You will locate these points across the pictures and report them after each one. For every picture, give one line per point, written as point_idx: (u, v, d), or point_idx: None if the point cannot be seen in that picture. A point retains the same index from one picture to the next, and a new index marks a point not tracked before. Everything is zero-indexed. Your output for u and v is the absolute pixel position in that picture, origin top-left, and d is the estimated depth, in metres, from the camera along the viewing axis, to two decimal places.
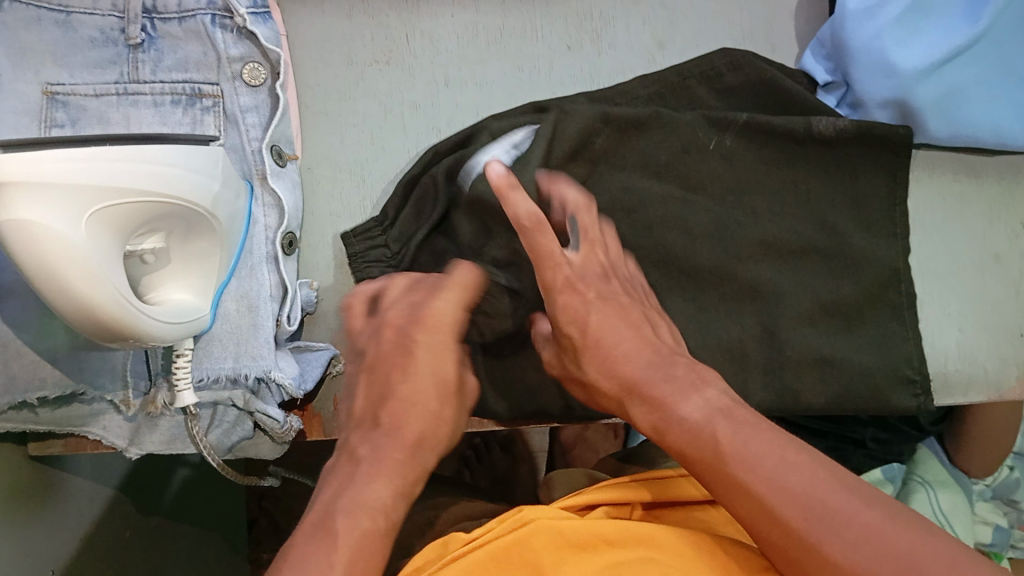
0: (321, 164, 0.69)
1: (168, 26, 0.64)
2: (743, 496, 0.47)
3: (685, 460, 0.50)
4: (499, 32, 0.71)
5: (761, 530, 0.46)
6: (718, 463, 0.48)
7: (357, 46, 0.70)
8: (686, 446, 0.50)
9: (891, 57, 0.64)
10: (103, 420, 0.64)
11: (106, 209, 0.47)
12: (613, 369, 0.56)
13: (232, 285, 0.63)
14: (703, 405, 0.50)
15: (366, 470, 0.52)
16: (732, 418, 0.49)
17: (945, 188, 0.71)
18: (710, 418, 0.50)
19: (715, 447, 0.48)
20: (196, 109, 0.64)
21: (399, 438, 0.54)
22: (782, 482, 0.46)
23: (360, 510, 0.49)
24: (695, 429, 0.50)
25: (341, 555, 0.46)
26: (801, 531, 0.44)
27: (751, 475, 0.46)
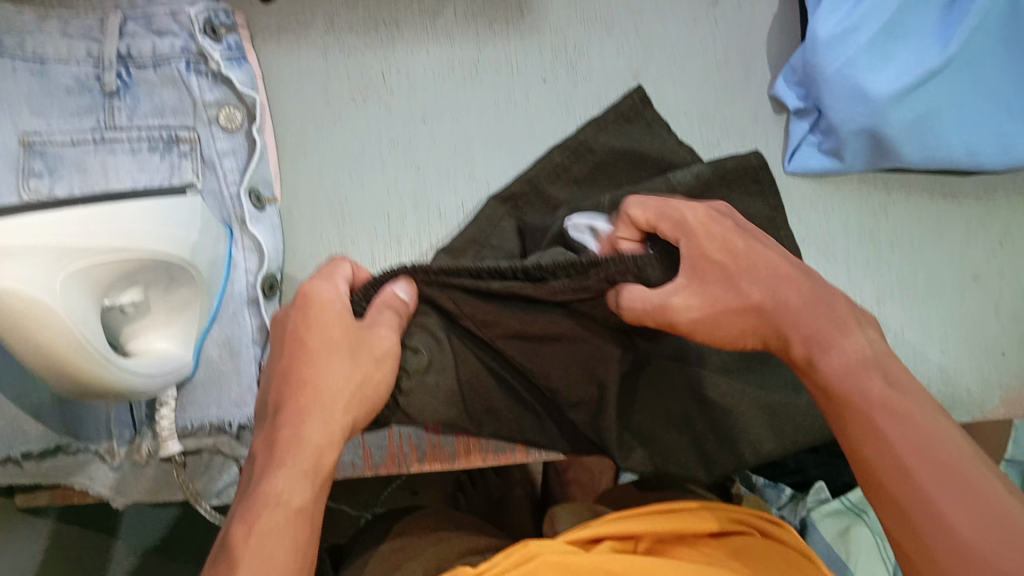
0: (301, 204, 0.68)
1: (143, 73, 0.64)
2: (871, 445, 0.46)
3: (827, 396, 0.49)
4: (475, 66, 0.71)
5: (885, 485, 0.45)
6: (870, 410, 0.46)
7: (335, 85, 0.70)
8: (831, 387, 0.48)
9: (864, 83, 0.65)
10: (90, 469, 0.64)
11: (87, 270, 0.47)
12: (776, 293, 0.53)
13: (214, 331, 0.63)
14: (849, 354, 0.49)
15: (262, 468, 0.50)
16: (891, 375, 0.48)
17: (923, 208, 0.71)
18: (867, 366, 0.48)
19: (861, 391, 0.47)
20: (173, 155, 0.64)
21: (296, 426, 0.51)
22: (922, 442, 0.44)
23: (257, 507, 0.49)
24: (847, 371, 0.48)
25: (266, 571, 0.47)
26: (906, 479, 0.44)
27: (886, 425, 0.45)
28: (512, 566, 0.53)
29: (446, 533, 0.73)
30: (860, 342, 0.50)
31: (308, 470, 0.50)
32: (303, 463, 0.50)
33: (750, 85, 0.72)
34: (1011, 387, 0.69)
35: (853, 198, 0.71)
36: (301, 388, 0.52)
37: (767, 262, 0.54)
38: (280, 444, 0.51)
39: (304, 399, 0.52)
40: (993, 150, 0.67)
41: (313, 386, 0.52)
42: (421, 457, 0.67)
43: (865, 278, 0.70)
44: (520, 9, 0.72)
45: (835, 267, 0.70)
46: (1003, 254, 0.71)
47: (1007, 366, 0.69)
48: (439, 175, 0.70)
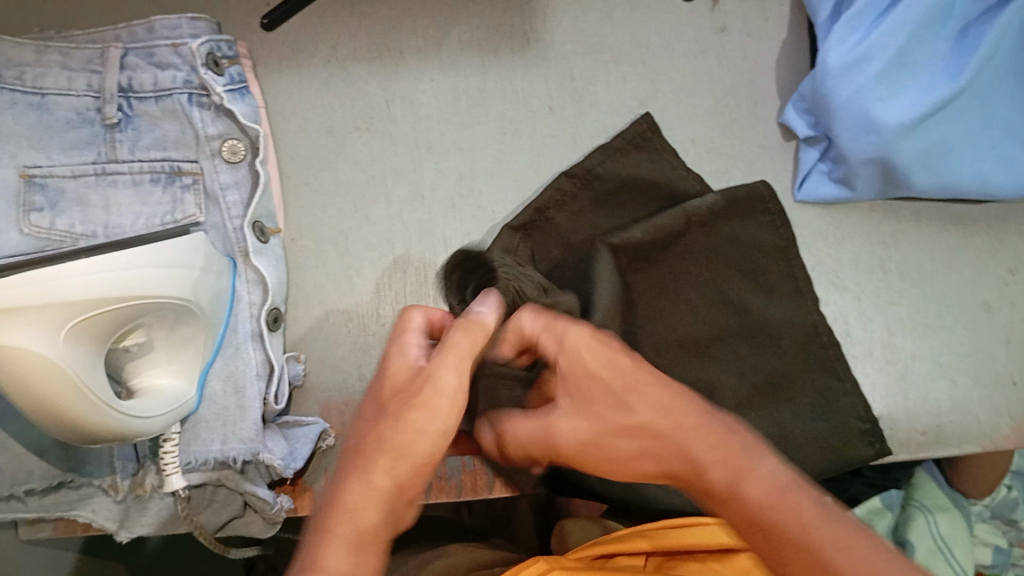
0: (304, 235, 0.68)
1: (145, 105, 0.64)
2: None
3: (708, 490, 0.42)
4: (480, 94, 0.71)
5: None
6: (805, 537, 0.38)
7: (338, 115, 0.70)
8: (738, 481, 0.41)
9: (874, 112, 0.64)
10: (92, 503, 0.63)
11: (79, 321, 0.47)
12: (629, 406, 0.45)
13: (217, 365, 0.63)
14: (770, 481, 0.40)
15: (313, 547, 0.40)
16: (817, 499, 0.40)
17: (932, 237, 0.71)
18: (791, 489, 0.40)
19: (789, 515, 0.39)
20: (175, 188, 0.64)
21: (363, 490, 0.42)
22: (787, 497, 0.40)
23: None
24: (773, 499, 0.40)
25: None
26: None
27: (750, 483, 0.40)
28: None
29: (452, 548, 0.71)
30: (778, 466, 0.41)
31: (358, 545, 0.40)
32: (359, 542, 0.40)
33: (758, 113, 0.72)
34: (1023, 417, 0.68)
35: (863, 227, 0.70)
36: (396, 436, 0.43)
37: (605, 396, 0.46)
38: (334, 520, 0.41)
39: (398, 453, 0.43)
40: (1005, 179, 0.66)
41: (372, 439, 0.44)
42: (427, 489, 0.66)
43: (874, 308, 0.69)
44: (525, 37, 0.72)
45: (842, 297, 0.69)
46: (1013, 284, 0.70)
47: (1018, 396, 0.68)
48: (443, 205, 0.69)
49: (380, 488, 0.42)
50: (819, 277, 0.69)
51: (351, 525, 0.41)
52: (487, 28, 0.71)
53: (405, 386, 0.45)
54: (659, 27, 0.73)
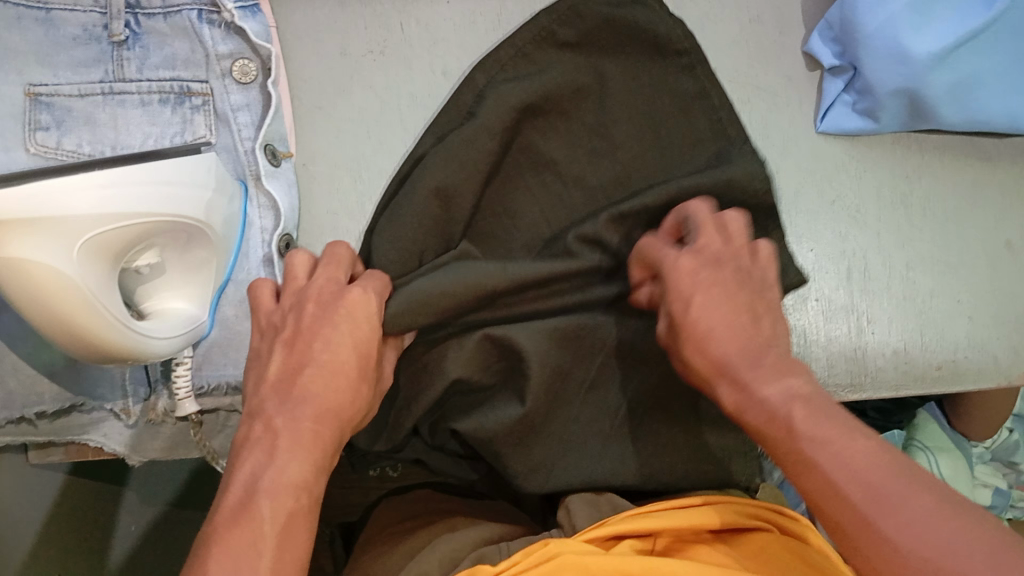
0: (316, 161, 0.66)
1: (152, 22, 0.62)
2: (805, 470, 0.43)
3: (761, 438, 0.47)
4: (498, 19, 0.69)
5: (787, 455, 0.44)
6: (792, 437, 0.44)
7: (352, 37, 0.68)
8: (759, 422, 0.47)
9: (906, 42, 0.62)
10: (102, 427, 0.63)
11: (89, 238, 0.46)
12: (705, 348, 0.51)
13: (229, 291, 0.62)
14: (786, 390, 0.47)
15: (284, 451, 0.48)
16: (815, 405, 0.45)
17: (956, 172, 0.69)
18: (789, 402, 0.46)
19: (795, 429, 0.44)
20: (185, 108, 0.62)
21: (313, 409, 0.50)
22: (780, 406, 0.46)
23: (280, 500, 0.46)
24: (773, 411, 0.46)
25: (268, 544, 0.44)
26: (806, 455, 0.43)
27: (756, 396, 0.47)
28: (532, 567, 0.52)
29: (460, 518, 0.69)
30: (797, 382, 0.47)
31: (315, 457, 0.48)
32: (316, 455, 0.49)
33: (782, 43, 0.70)
34: None
35: (886, 161, 0.69)
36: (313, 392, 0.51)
37: (725, 292, 0.52)
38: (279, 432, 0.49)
39: (305, 390, 0.51)
40: None
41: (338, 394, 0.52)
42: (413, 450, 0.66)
43: (895, 244, 0.68)
44: None
45: (864, 233, 0.68)
46: None
47: None
48: None
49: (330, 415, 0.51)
50: (841, 212, 0.68)
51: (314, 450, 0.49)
52: None
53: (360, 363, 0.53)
54: None
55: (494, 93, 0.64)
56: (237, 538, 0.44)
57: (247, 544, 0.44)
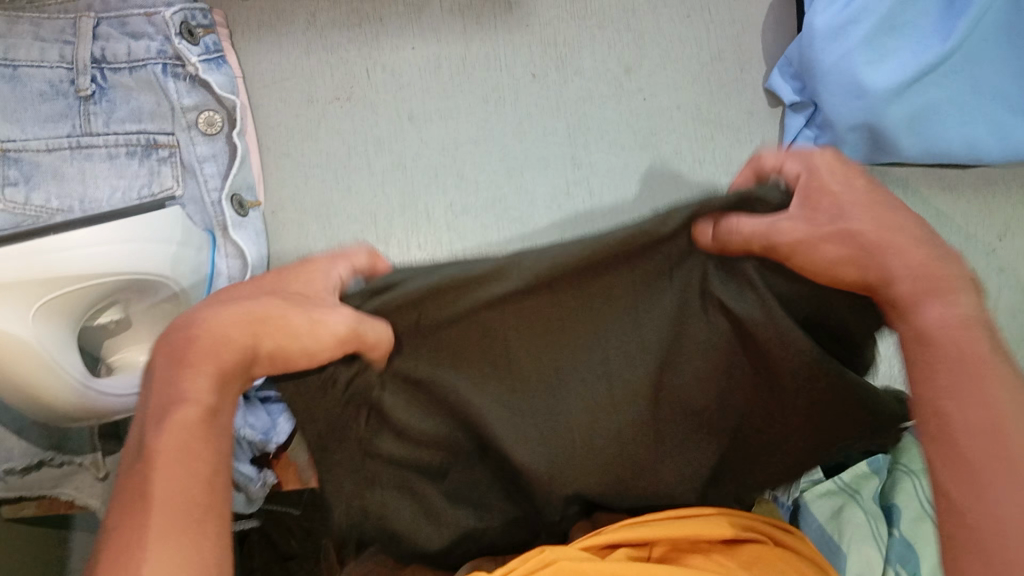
0: (285, 208, 0.67)
1: (118, 76, 0.62)
2: (971, 442, 0.34)
3: (917, 361, 0.38)
4: (463, 62, 0.69)
5: (947, 402, 0.36)
6: (972, 376, 0.35)
7: (317, 84, 0.68)
8: (929, 337, 0.37)
9: (862, 77, 0.63)
10: (75, 480, 0.63)
11: (48, 299, 0.46)
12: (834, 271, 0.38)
13: None
14: (956, 308, 0.37)
15: (164, 379, 0.38)
16: (998, 343, 0.36)
17: (918, 204, 0.70)
18: (968, 327, 0.36)
19: (956, 351, 0.36)
20: (152, 160, 0.63)
21: (233, 313, 0.39)
22: (950, 345, 0.36)
23: (171, 423, 0.37)
24: (950, 327, 0.37)
25: (165, 480, 0.35)
26: (986, 408, 0.35)
27: (912, 314, 0.38)
28: None
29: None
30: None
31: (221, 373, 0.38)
32: (221, 374, 0.38)
33: (743, 80, 0.70)
34: None
35: None
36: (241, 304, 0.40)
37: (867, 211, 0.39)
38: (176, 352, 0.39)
39: (224, 299, 0.41)
40: (993, 145, 0.65)
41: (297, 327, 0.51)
42: None
43: None
44: (507, 3, 0.70)
45: None
46: (1002, 249, 0.69)
47: None
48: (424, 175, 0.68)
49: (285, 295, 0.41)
50: None
51: (283, 327, 0.39)
52: None
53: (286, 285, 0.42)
54: None
55: None
56: (128, 499, 0.35)
57: (136, 496, 0.36)
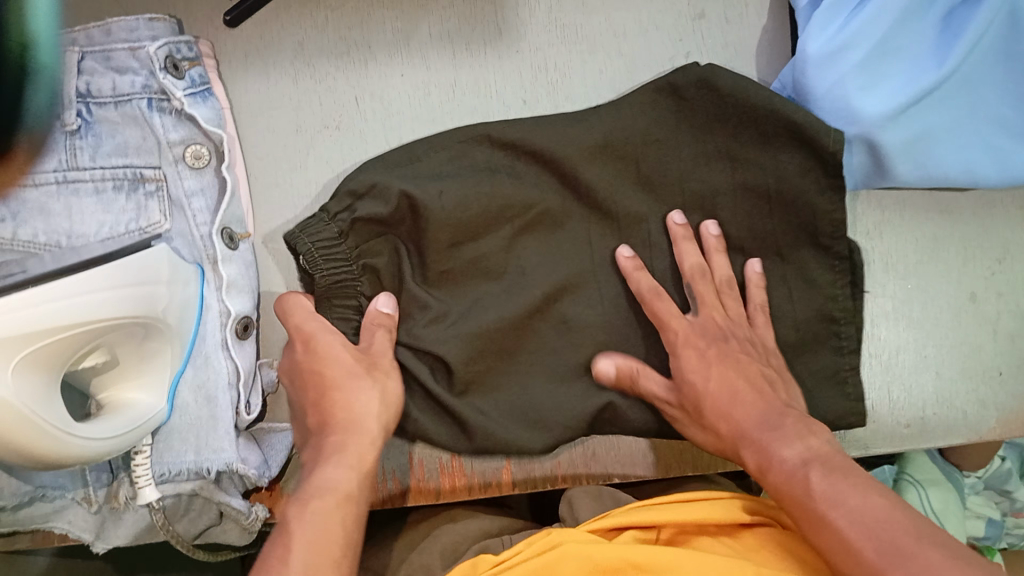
0: (276, 239, 0.68)
1: (104, 110, 0.61)
2: (826, 533, 0.48)
3: (781, 496, 0.52)
4: (453, 89, 0.68)
5: (818, 526, 0.48)
6: (806, 496, 0.50)
7: (305, 112, 0.68)
8: (780, 486, 0.52)
9: (855, 105, 0.62)
10: (67, 513, 0.63)
11: (27, 352, 0.46)
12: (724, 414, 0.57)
13: (187, 375, 0.62)
14: (803, 450, 0.52)
15: (314, 467, 0.55)
16: (829, 463, 0.51)
17: (918, 227, 0.69)
18: (805, 466, 0.51)
19: (803, 482, 0.50)
20: (139, 195, 0.62)
21: (324, 390, 0.58)
22: (828, 490, 0.49)
23: (315, 505, 0.52)
24: (792, 471, 0.51)
25: (297, 544, 0.50)
26: (817, 526, 0.48)
27: (777, 454, 0.53)
28: (532, 555, 0.58)
29: (458, 512, 0.73)
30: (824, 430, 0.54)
31: (356, 465, 0.55)
32: (351, 463, 0.55)
33: None
34: (1009, 410, 0.69)
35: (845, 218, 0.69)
36: (334, 397, 0.57)
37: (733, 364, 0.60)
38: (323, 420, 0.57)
39: (319, 399, 0.58)
40: (992, 168, 0.65)
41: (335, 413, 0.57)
42: (406, 492, 0.68)
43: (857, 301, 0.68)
44: (498, 27, 0.69)
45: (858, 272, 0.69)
46: (1000, 273, 0.69)
47: (1004, 387, 0.68)
48: None
49: (344, 354, 0.59)
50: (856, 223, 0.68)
51: (347, 505, 0.53)
52: (459, 20, 0.68)
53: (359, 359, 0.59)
54: (636, 13, 0.69)
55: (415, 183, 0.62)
56: (270, 543, 0.51)
57: (274, 551, 0.50)
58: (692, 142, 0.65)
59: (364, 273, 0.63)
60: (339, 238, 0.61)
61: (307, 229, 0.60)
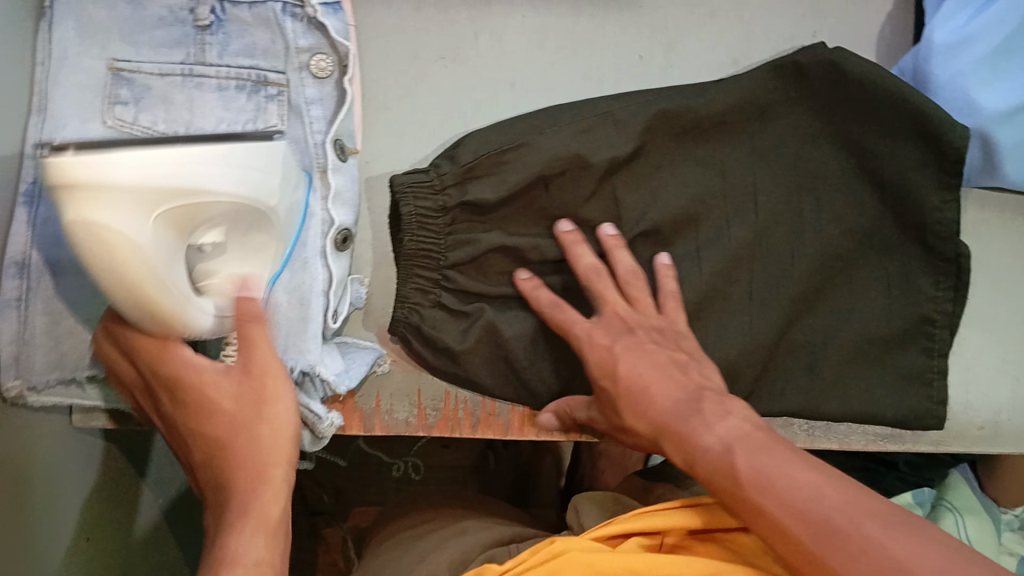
0: (379, 160, 0.68)
1: (237, 10, 0.63)
2: (762, 521, 0.48)
3: (709, 483, 0.52)
4: (570, 38, 0.69)
5: (760, 513, 0.48)
6: (760, 485, 0.49)
7: (424, 42, 0.68)
8: (711, 472, 0.51)
9: (975, 96, 0.63)
10: None
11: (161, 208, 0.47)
12: (647, 415, 0.56)
13: (285, 278, 0.63)
14: (725, 433, 0.52)
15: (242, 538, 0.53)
16: (751, 443, 0.51)
17: (1013, 234, 0.69)
18: (729, 450, 0.51)
19: (778, 473, 0.48)
20: (260, 96, 0.63)
21: (257, 455, 0.56)
22: (780, 476, 0.48)
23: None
24: (719, 458, 0.51)
25: None
26: (796, 526, 0.47)
27: (705, 436, 0.52)
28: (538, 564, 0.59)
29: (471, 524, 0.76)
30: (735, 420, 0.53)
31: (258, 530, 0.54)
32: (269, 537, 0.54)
33: None
34: None
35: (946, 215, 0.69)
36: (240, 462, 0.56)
37: (647, 357, 0.58)
38: (247, 473, 0.55)
39: (222, 469, 0.56)
40: None
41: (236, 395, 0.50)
42: (474, 424, 0.69)
43: None
44: None
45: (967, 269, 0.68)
46: None
47: None
48: None
49: (272, 417, 0.57)
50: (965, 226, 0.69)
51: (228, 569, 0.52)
52: None
53: (251, 401, 0.57)
54: None
55: (528, 152, 0.62)
56: None
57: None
58: (808, 124, 0.65)
59: (462, 239, 0.63)
60: (438, 212, 0.62)
61: (411, 197, 0.61)
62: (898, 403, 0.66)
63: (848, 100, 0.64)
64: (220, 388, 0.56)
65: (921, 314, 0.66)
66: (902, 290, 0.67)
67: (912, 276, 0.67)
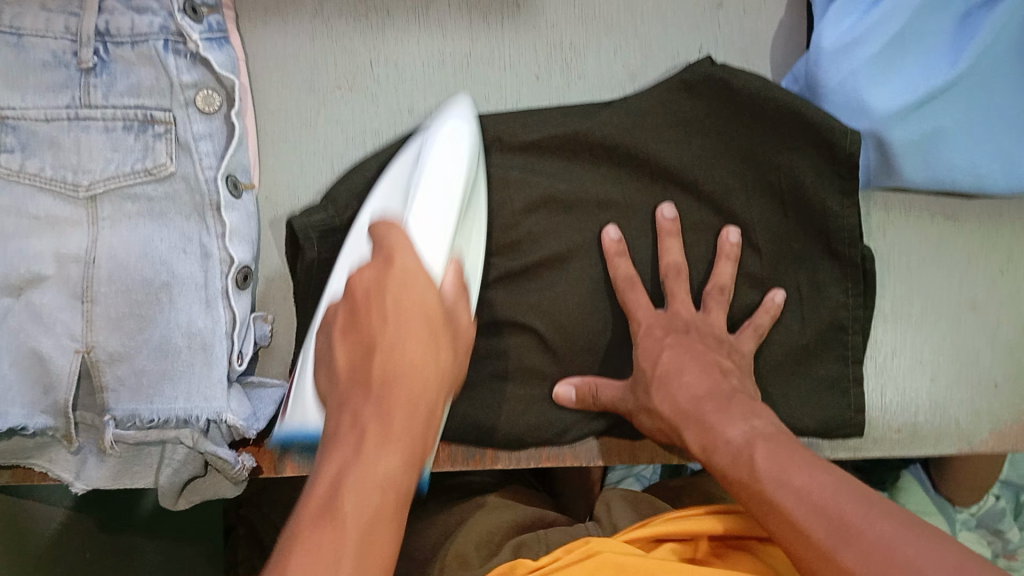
0: (279, 196, 0.68)
1: (120, 50, 0.61)
2: (776, 517, 0.47)
3: (729, 484, 0.52)
4: (468, 60, 0.69)
5: (779, 509, 0.47)
6: (772, 484, 0.48)
7: (320, 73, 0.68)
8: (727, 465, 0.52)
9: (865, 97, 0.63)
10: (49, 452, 0.63)
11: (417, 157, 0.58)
12: (676, 400, 0.57)
13: (183, 322, 0.62)
14: (745, 431, 0.52)
15: (373, 446, 0.46)
16: (775, 444, 0.51)
17: (923, 232, 0.69)
18: (750, 445, 0.51)
19: (795, 471, 0.48)
20: (148, 135, 0.61)
21: (408, 392, 0.49)
22: (790, 479, 0.48)
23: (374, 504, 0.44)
24: (738, 454, 0.51)
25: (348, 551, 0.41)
26: (799, 517, 0.46)
27: (729, 437, 0.52)
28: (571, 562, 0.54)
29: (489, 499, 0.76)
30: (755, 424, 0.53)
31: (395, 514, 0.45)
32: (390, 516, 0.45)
33: None
34: (1002, 424, 0.68)
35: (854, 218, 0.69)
36: (394, 368, 0.49)
37: (688, 351, 0.59)
38: (383, 428, 0.47)
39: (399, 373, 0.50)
40: (1001, 175, 0.65)
41: (399, 380, 0.49)
42: None
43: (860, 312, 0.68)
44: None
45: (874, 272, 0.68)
46: (1002, 283, 0.68)
47: (1000, 398, 0.68)
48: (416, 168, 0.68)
49: (427, 349, 0.50)
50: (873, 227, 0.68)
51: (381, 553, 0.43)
52: None
53: (431, 322, 0.52)
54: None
55: None
56: (322, 530, 0.42)
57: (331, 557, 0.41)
58: (704, 138, 0.65)
59: None
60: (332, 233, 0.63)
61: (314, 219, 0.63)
62: (813, 411, 0.65)
63: (747, 111, 0.64)
64: (412, 313, 0.51)
65: (835, 321, 0.66)
66: (810, 299, 0.66)
67: (821, 286, 0.66)
